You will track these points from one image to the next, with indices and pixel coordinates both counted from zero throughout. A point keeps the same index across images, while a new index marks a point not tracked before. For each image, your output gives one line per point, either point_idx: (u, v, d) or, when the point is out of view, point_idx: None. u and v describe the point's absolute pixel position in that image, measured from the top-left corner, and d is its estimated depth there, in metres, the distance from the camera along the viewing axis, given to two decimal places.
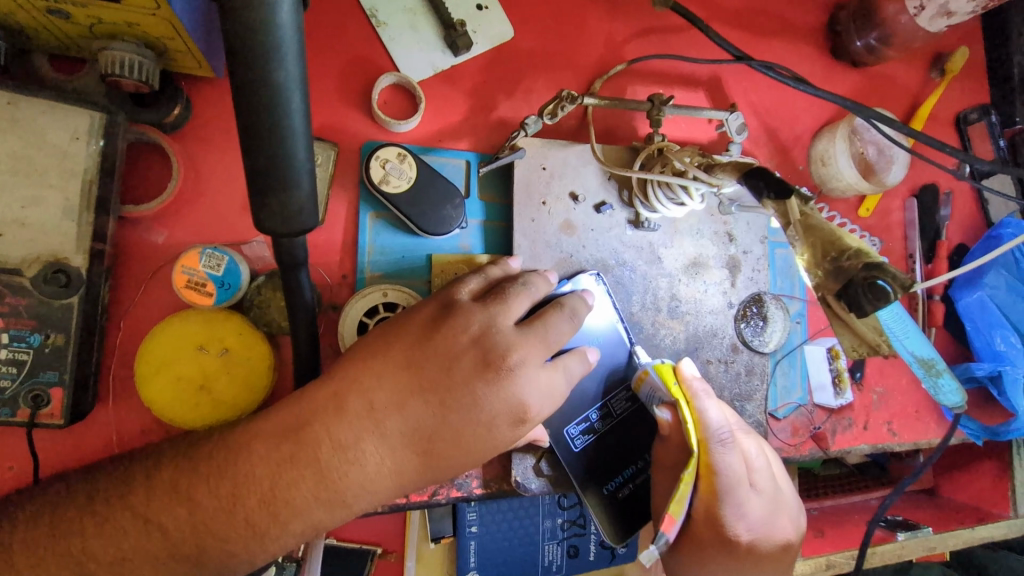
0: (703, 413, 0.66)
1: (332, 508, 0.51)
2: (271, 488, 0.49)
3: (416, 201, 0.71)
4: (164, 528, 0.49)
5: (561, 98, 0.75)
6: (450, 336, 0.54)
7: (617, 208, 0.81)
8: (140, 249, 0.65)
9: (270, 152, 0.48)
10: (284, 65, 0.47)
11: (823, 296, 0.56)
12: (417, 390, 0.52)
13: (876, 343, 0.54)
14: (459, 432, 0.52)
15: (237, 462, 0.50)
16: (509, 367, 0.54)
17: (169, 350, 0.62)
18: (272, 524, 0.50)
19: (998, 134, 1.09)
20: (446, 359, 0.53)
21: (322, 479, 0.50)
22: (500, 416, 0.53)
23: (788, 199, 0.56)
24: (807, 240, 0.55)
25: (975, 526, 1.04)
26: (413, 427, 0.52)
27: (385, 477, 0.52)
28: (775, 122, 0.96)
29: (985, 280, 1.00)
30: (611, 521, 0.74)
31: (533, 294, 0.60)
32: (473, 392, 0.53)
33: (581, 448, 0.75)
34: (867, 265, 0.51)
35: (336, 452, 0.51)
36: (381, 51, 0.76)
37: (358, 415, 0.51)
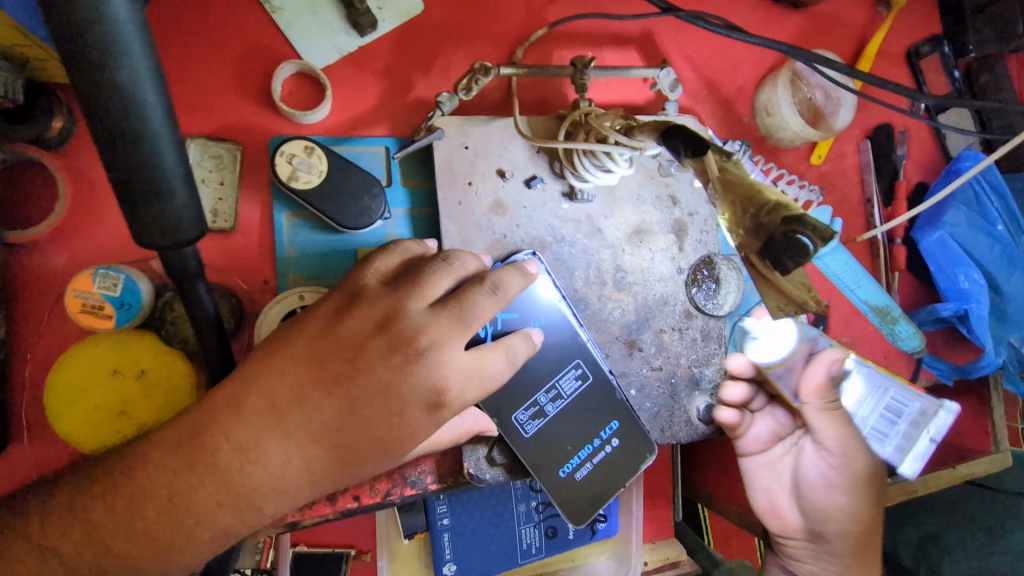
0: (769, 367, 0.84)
1: (239, 512, 0.49)
2: (171, 496, 0.48)
3: (329, 196, 0.67)
4: (62, 553, 0.47)
5: (475, 70, 0.71)
6: (355, 326, 0.52)
7: (549, 181, 0.77)
8: (36, 274, 0.62)
9: (131, 159, 0.45)
10: (129, 62, 0.43)
11: (747, 256, 0.52)
12: (321, 383, 0.50)
13: (804, 300, 0.50)
14: (368, 422, 0.50)
15: (133, 475, 0.48)
16: (419, 352, 0.51)
17: (80, 377, 0.58)
18: (176, 534, 0.48)
19: (952, 65, 1.05)
20: (352, 348, 0.51)
21: (224, 482, 0.48)
22: (411, 403, 0.51)
23: (704, 154, 0.53)
24: (725, 199, 0.51)
25: (956, 464, 1.02)
26: (317, 424, 0.50)
27: (293, 476, 0.49)
28: (716, 74, 0.92)
29: (945, 218, 0.98)
30: (567, 504, 0.73)
31: (457, 270, 0.55)
32: (380, 382, 0.50)
33: (532, 433, 0.72)
34: (786, 219, 0.48)
35: (238, 456, 0.49)
36: (280, 39, 0.71)
37: (257, 415, 0.49)
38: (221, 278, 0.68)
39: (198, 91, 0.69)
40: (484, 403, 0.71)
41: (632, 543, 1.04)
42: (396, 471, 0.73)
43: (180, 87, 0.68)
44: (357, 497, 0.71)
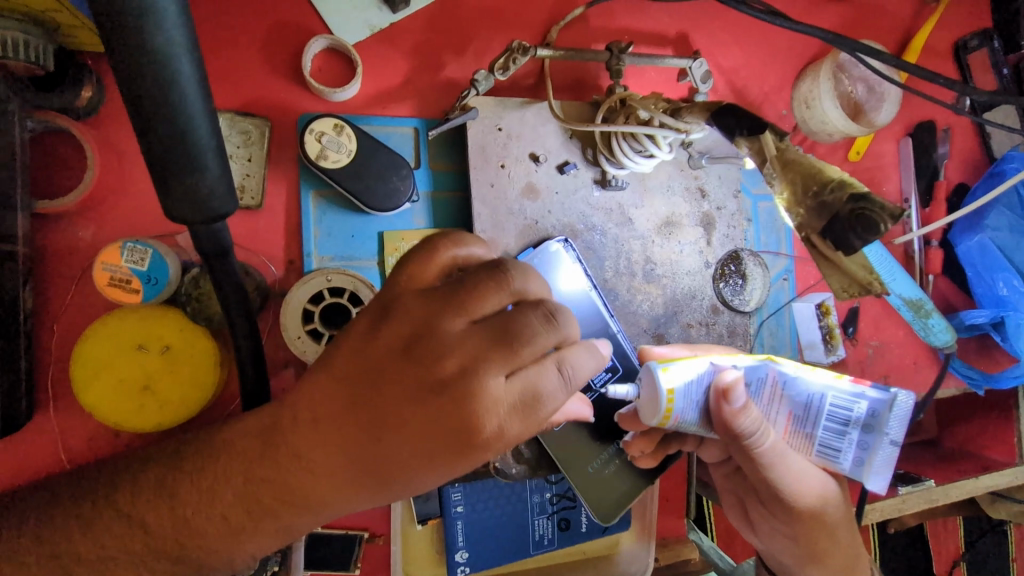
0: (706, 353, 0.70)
1: (297, 513, 0.47)
2: (246, 485, 0.46)
3: (359, 175, 0.66)
4: (148, 526, 0.47)
5: (512, 49, 0.69)
6: (389, 345, 0.44)
7: (582, 167, 0.75)
8: (64, 246, 0.61)
9: (166, 131, 0.44)
10: (164, 29, 0.41)
11: (807, 237, 0.50)
12: (353, 405, 0.44)
13: (868, 280, 0.48)
14: (402, 455, 0.44)
15: (218, 458, 0.47)
16: (455, 379, 0.43)
17: (106, 350, 0.58)
18: (247, 522, 0.47)
19: (1001, 62, 1.00)
20: (388, 366, 0.44)
21: (282, 486, 0.46)
22: (452, 432, 0.43)
23: (761, 134, 0.51)
24: (785, 177, 0.50)
25: (979, 475, 1.02)
26: (352, 447, 0.44)
27: (341, 489, 0.45)
28: (754, 62, 0.89)
29: (987, 221, 0.94)
30: (593, 498, 0.72)
31: (515, 286, 0.44)
32: (417, 408, 0.43)
33: (562, 426, 0.71)
34: (853, 196, 0.46)
35: (290, 461, 0.46)
36: (310, 13, 0.69)
37: (304, 430, 0.45)
38: (247, 255, 0.67)
39: (226, 64, 0.67)
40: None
41: (646, 538, 1.03)
42: None
43: (208, 59, 0.67)
44: None
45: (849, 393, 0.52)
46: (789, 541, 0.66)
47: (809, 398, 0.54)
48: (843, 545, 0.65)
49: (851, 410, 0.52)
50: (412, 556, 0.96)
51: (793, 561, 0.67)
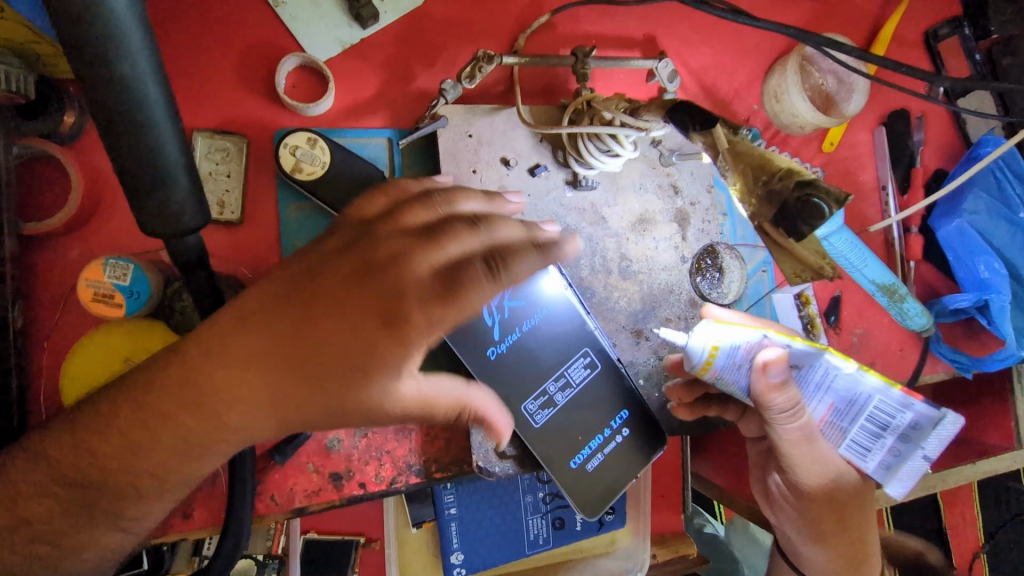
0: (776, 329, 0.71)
1: (199, 419, 0.48)
2: (144, 401, 0.48)
3: (333, 186, 0.68)
4: (52, 461, 0.49)
5: (478, 58, 0.71)
6: (332, 246, 0.51)
7: (553, 169, 0.77)
8: (53, 266, 0.64)
9: (136, 150, 0.46)
10: (128, 55, 0.44)
11: (760, 226, 0.52)
12: (285, 301, 0.49)
13: (819, 265, 0.49)
14: (330, 347, 0.48)
15: (115, 388, 0.49)
16: (389, 268, 0.50)
17: (94, 363, 0.60)
18: (146, 438, 0.48)
19: (973, 48, 1.02)
20: (319, 259, 0.51)
21: (189, 390, 0.48)
22: (374, 321, 0.48)
23: (714, 127, 0.54)
24: (737, 168, 0.52)
25: (976, 461, 1.01)
26: (276, 340, 0.48)
27: (267, 391, 0.48)
28: (724, 59, 0.91)
29: (963, 205, 0.95)
30: (581, 492, 0.72)
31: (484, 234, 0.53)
32: (345, 293, 0.49)
33: (541, 424, 0.72)
34: (799, 183, 0.48)
35: (190, 371, 0.47)
36: (283, 33, 0.72)
37: (224, 322, 0.48)
38: (229, 267, 0.69)
39: (203, 84, 0.70)
40: (495, 392, 0.70)
41: (641, 534, 1.03)
42: (401, 460, 0.74)
43: (186, 81, 0.69)
44: (363, 484, 0.72)
45: (896, 399, 0.54)
46: (797, 515, 0.72)
47: (854, 395, 0.56)
48: (848, 531, 0.72)
49: (892, 418, 0.54)
50: (408, 559, 0.97)
51: (797, 536, 0.74)
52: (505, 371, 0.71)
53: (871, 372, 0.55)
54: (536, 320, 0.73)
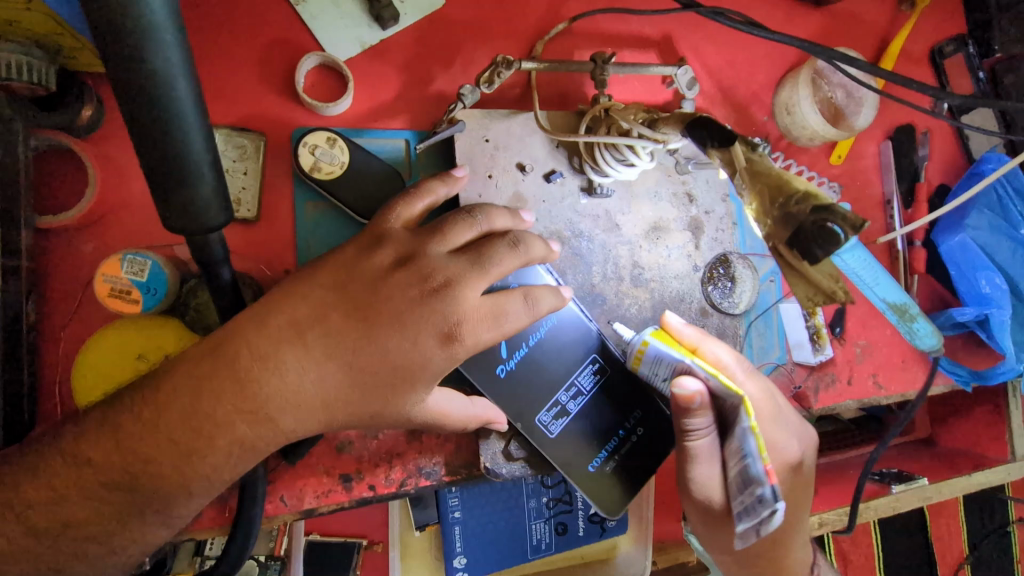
0: (714, 355, 0.70)
1: (256, 423, 0.52)
2: (194, 402, 0.50)
3: (352, 186, 0.68)
4: (93, 461, 0.49)
5: (497, 63, 0.71)
6: (381, 261, 0.56)
7: (568, 175, 0.77)
8: (67, 260, 0.63)
9: (163, 146, 0.46)
10: (161, 50, 0.43)
11: (775, 247, 0.52)
12: (340, 304, 0.54)
13: (832, 291, 0.49)
14: (382, 351, 0.53)
15: (159, 386, 0.51)
16: (441, 286, 0.55)
17: (107, 359, 0.59)
18: (198, 441, 0.51)
19: (977, 66, 1.04)
20: (352, 268, 0.55)
21: (242, 392, 0.51)
22: (426, 333, 0.54)
23: (731, 145, 0.53)
24: (754, 187, 0.52)
25: (971, 473, 1.04)
26: (333, 344, 0.53)
27: (326, 394, 0.53)
28: (736, 70, 0.92)
29: (967, 221, 0.97)
30: (604, 495, 0.72)
31: (481, 225, 0.59)
32: (398, 310, 0.54)
33: (557, 433, 0.72)
34: (815, 208, 0.48)
35: (246, 378, 0.51)
36: (304, 31, 0.72)
37: (278, 327, 0.52)
38: (244, 265, 0.69)
39: (222, 80, 0.70)
40: (506, 408, 0.70)
41: (642, 540, 1.03)
42: (411, 463, 0.74)
43: (205, 77, 0.69)
44: (372, 486, 0.72)
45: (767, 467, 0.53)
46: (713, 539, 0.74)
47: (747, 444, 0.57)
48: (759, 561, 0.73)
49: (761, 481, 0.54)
50: (411, 562, 0.97)
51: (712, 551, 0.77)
52: (515, 386, 0.71)
53: (756, 436, 0.55)
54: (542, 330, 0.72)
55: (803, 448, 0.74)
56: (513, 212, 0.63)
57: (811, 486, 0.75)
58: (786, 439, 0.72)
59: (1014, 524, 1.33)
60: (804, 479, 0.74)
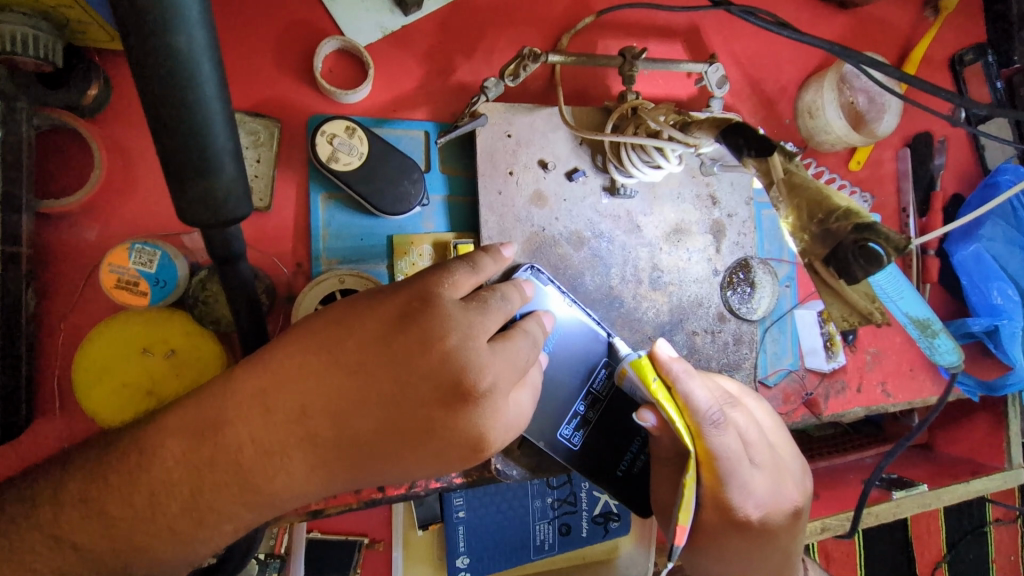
0: (686, 398, 0.57)
1: (263, 511, 0.45)
2: (193, 493, 0.42)
3: (370, 179, 0.65)
4: (79, 547, 0.42)
5: (523, 56, 0.67)
6: (412, 350, 0.45)
7: (591, 174, 0.75)
8: (70, 247, 0.60)
9: (182, 131, 0.43)
10: (186, 28, 0.41)
11: (811, 263, 0.50)
12: (361, 400, 0.44)
13: (868, 310, 0.47)
14: (401, 455, 0.45)
15: (150, 468, 0.42)
16: (480, 394, 0.45)
17: (111, 354, 0.57)
18: (197, 530, 0.43)
19: (996, 75, 1.03)
20: (377, 351, 0.45)
21: (246, 484, 0.43)
22: (453, 448, 0.45)
23: (770, 155, 0.51)
24: (792, 202, 0.50)
25: (970, 479, 1.04)
26: (349, 443, 0.44)
27: (335, 487, 0.46)
28: (760, 71, 0.90)
29: (981, 232, 0.97)
30: (634, 499, 0.72)
31: (507, 308, 0.51)
32: (425, 416, 0.45)
33: (580, 445, 0.70)
34: (858, 226, 0.45)
35: (250, 469, 0.43)
36: (322, 14, 0.69)
37: (287, 418, 0.43)
38: (256, 256, 0.66)
39: (235, 62, 0.66)
40: (528, 428, 0.68)
41: (645, 541, 1.03)
42: None
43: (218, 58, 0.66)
44: (382, 488, 0.70)
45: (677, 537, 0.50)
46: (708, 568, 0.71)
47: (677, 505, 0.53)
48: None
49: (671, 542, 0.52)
50: (411, 561, 0.95)
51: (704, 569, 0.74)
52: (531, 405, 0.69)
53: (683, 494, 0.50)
54: (551, 342, 0.69)
55: (765, 513, 0.65)
56: (521, 287, 0.56)
57: (770, 544, 0.67)
58: (767, 488, 0.65)
59: (990, 525, 1.35)
60: (769, 534, 0.67)
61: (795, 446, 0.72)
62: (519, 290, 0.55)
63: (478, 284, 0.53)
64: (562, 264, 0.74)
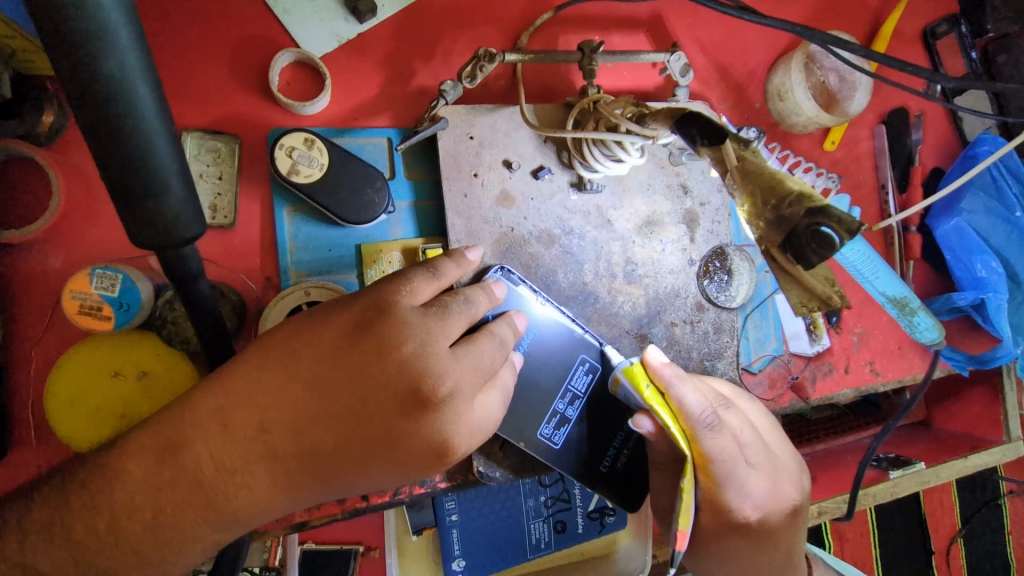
0: (680, 404, 0.56)
1: (228, 528, 0.45)
2: (155, 514, 0.43)
3: (332, 190, 0.65)
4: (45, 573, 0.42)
5: (479, 57, 0.67)
6: (369, 359, 0.45)
7: (557, 171, 0.75)
8: (36, 276, 0.60)
9: (123, 154, 0.43)
10: (117, 52, 0.41)
11: (768, 250, 0.49)
12: (321, 412, 0.45)
13: (826, 294, 0.47)
14: (365, 466, 0.45)
15: (111, 492, 0.42)
16: (440, 400, 0.46)
17: (82, 379, 0.57)
18: (163, 551, 0.43)
19: (969, 46, 1.01)
20: (335, 363, 0.45)
21: (208, 502, 0.43)
22: (417, 455, 0.46)
23: (722, 143, 0.50)
24: (745, 188, 0.49)
25: (968, 455, 1.03)
26: (310, 456, 0.45)
27: (301, 500, 0.46)
28: (726, 57, 0.89)
29: (962, 205, 0.96)
30: (620, 494, 0.72)
31: (470, 312, 0.51)
32: (384, 425, 0.45)
33: (560, 444, 0.70)
34: (810, 211, 0.44)
35: (211, 487, 0.43)
36: (276, 27, 0.69)
37: (247, 434, 0.44)
38: (224, 274, 0.66)
39: (191, 81, 0.67)
40: (506, 429, 0.68)
41: (643, 534, 1.03)
42: None
43: (174, 78, 0.66)
44: (366, 496, 0.70)
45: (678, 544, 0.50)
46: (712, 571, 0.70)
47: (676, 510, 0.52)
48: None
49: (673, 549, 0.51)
50: (407, 567, 0.95)
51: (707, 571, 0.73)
52: (509, 406, 0.68)
53: (682, 500, 0.49)
54: (525, 342, 0.69)
55: (764, 513, 0.65)
56: (488, 288, 0.56)
57: (772, 546, 0.67)
58: (766, 486, 0.64)
59: (1005, 496, 1.34)
60: (770, 535, 0.66)
61: (792, 444, 0.71)
62: (486, 293, 0.55)
63: (441, 289, 0.53)
64: (533, 263, 0.74)
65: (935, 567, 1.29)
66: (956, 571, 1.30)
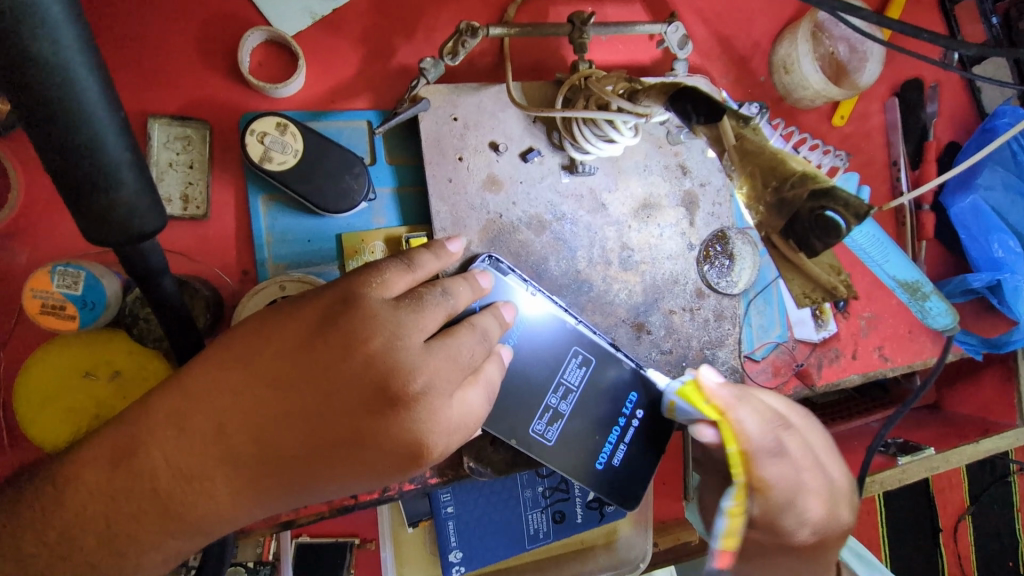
0: (738, 425, 0.58)
1: (192, 537, 0.43)
2: (108, 525, 0.41)
3: (307, 177, 0.62)
4: None
5: (461, 32, 0.62)
6: (334, 354, 0.43)
7: (547, 153, 0.71)
8: (5, 273, 0.59)
9: (62, 144, 0.39)
10: (47, 32, 0.37)
11: (768, 236, 0.45)
12: (283, 412, 0.42)
13: (830, 284, 0.43)
14: (331, 469, 0.43)
15: (62, 503, 0.41)
16: (413, 397, 0.43)
17: (52, 379, 0.55)
18: (120, 562, 0.41)
19: (990, 10, 0.94)
20: (298, 359, 0.43)
21: (165, 511, 0.41)
22: (388, 457, 0.43)
23: (720, 119, 0.46)
24: (744, 169, 0.45)
25: (979, 440, 0.98)
26: (272, 459, 0.42)
27: (267, 506, 0.44)
28: (729, 27, 0.84)
29: (978, 181, 0.91)
30: (615, 493, 0.69)
31: (451, 305, 0.48)
32: (353, 425, 0.42)
33: (554, 440, 0.67)
34: (815, 193, 0.41)
35: (167, 495, 0.41)
36: (245, 4, 0.65)
37: (203, 436, 0.41)
38: (199, 268, 0.64)
39: (158, 65, 0.63)
40: (497, 426, 0.65)
41: (643, 524, 1.00)
42: None
43: (139, 64, 0.63)
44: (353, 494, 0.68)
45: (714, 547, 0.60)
46: None
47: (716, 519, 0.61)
48: None
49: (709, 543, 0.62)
50: (404, 558, 0.94)
51: None
52: (498, 403, 0.66)
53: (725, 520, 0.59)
54: (514, 337, 0.66)
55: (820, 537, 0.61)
56: (472, 279, 0.52)
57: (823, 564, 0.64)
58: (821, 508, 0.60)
59: (1016, 475, 1.30)
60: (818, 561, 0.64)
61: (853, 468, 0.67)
62: (472, 290, 0.51)
63: (418, 282, 0.50)
64: (523, 251, 0.70)
65: (941, 546, 1.27)
66: (963, 549, 1.28)
